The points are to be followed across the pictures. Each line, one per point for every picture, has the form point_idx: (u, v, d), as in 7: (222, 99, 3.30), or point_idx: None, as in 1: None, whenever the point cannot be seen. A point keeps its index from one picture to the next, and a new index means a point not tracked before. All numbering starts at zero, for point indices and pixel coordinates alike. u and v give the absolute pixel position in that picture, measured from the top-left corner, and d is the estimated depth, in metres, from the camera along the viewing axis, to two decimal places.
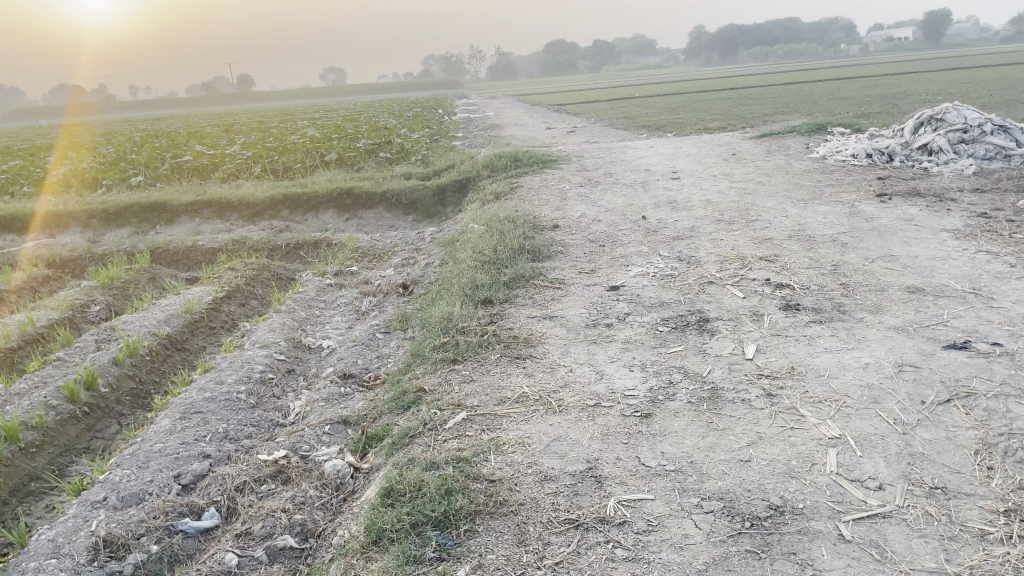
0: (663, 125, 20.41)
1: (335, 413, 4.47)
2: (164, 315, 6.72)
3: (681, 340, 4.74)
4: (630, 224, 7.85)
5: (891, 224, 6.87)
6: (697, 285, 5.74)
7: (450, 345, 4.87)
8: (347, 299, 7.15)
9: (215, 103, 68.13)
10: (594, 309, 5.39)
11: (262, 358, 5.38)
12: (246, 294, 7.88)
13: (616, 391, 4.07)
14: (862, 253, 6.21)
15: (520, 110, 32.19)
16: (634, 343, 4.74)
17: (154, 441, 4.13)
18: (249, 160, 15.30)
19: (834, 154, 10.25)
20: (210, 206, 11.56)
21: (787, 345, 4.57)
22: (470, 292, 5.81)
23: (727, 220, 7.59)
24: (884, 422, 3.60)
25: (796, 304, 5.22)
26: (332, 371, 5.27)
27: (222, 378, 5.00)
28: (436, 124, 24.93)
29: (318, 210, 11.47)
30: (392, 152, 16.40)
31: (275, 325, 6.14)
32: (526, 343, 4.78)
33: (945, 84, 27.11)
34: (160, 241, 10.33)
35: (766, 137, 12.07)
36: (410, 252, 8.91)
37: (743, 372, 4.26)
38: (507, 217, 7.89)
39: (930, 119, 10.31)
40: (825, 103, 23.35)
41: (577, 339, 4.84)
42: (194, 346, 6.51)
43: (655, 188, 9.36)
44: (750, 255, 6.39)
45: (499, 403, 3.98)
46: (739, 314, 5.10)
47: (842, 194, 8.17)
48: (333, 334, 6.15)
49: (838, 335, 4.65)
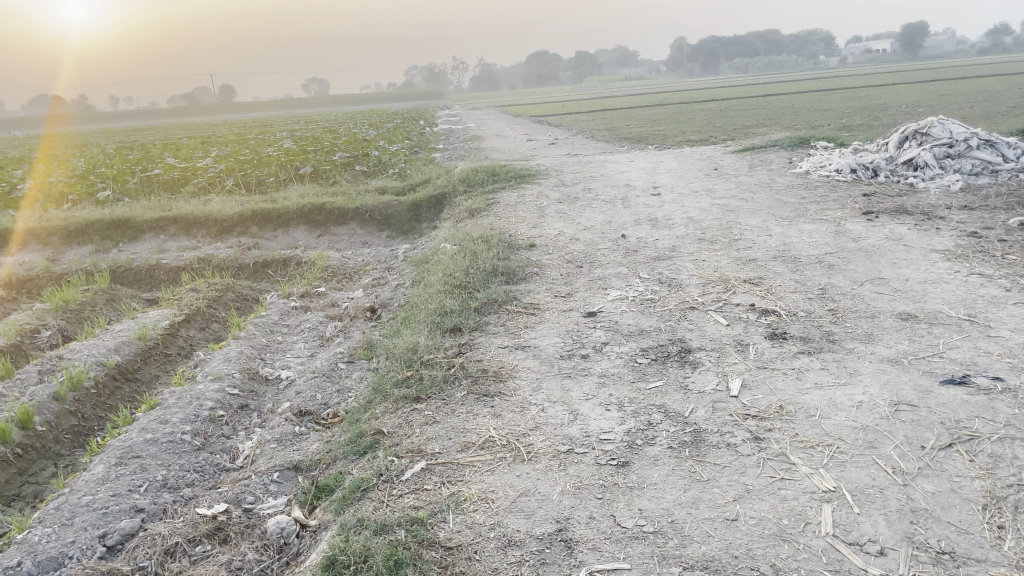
0: (644, 137, 20.19)
1: (286, 457, 4.11)
2: (114, 342, 6.33)
3: (662, 374, 4.42)
4: (610, 243, 7.54)
5: (879, 244, 6.61)
6: (679, 311, 5.43)
7: (413, 381, 4.52)
8: (311, 324, 6.79)
9: (194, 113, 67.51)
10: (570, 338, 5.06)
11: (213, 393, 5.01)
12: (207, 318, 7.50)
13: (591, 434, 3.73)
14: (850, 275, 5.93)
15: (502, 121, 31.86)
16: (611, 378, 4.41)
17: (82, 493, 3.77)
18: (221, 174, 14.90)
19: (818, 168, 10.02)
20: (177, 222, 11.16)
21: (774, 379, 4.26)
22: (437, 320, 5.46)
23: (710, 239, 7.30)
24: (883, 472, 3.29)
25: (782, 332, 4.92)
26: (288, 407, 4.90)
27: (166, 416, 4.63)
28: (416, 135, 24.60)
29: (289, 226, 11.08)
30: (368, 165, 16.05)
31: (231, 354, 5.77)
32: (496, 377, 4.43)
33: (925, 96, 27.14)
34: (121, 259, 9.92)
35: (749, 151, 11.83)
36: (381, 271, 8.56)
37: (728, 411, 3.93)
38: (481, 236, 7.56)
39: (915, 132, 10.10)
40: (807, 115, 23.27)
41: (550, 373, 4.51)
42: (146, 376, 6.13)
43: (635, 205, 9.08)
44: (734, 277, 6.10)
45: (462, 450, 3.63)
46: (724, 344, 4.79)
47: (827, 211, 7.92)
48: (293, 364, 5.78)
49: (829, 368, 4.34)
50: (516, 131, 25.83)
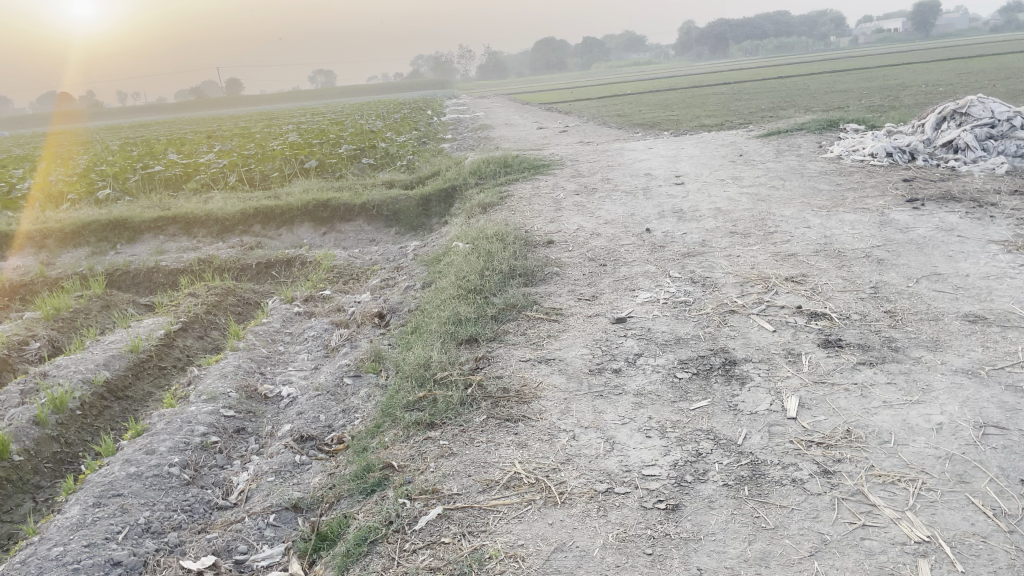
0: (657, 123, 19.59)
1: (285, 494, 3.64)
2: (103, 356, 5.87)
3: (706, 392, 3.91)
4: (634, 238, 7.03)
5: (931, 235, 6.07)
6: (717, 316, 4.92)
7: (425, 403, 4.04)
8: (316, 332, 6.31)
9: (200, 106, 67.20)
10: (598, 349, 4.56)
11: (205, 416, 4.54)
12: (205, 326, 7.04)
13: (633, 468, 3.24)
14: (903, 271, 5.40)
15: (512, 109, 31.27)
16: (649, 397, 3.90)
17: (52, 543, 3.31)
18: (224, 169, 14.45)
19: (851, 153, 9.44)
20: (176, 221, 10.71)
21: (835, 397, 3.75)
22: (451, 330, 4.96)
23: (743, 232, 6.76)
24: (981, 515, 2.78)
25: (837, 340, 4.40)
26: (288, 431, 4.43)
27: (153, 445, 4.16)
28: (425, 126, 24.10)
29: (293, 224, 10.60)
30: (375, 158, 15.55)
31: (227, 369, 5.30)
32: (519, 398, 3.94)
33: (946, 74, 26.36)
34: (119, 262, 9.48)
35: (774, 135, 11.26)
36: (391, 271, 8.08)
37: (787, 437, 3.43)
38: (495, 233, 7.06)
39: (954, 113, 9.49)
40: (826, 97, 22.60)
41: (580, 392, 4.01)
42: (138, 393, 5.68)
43: (658, 195, 8.56)
44: (774, 275, 5.58)
45: (484, 490, 3.15)
46: (772, 355, 4.28)
47: (866, 199, 7.38)
48: (294, 379, 5.31)
49: (896, 384, 3.82)
50: (525, 119, 25.30)
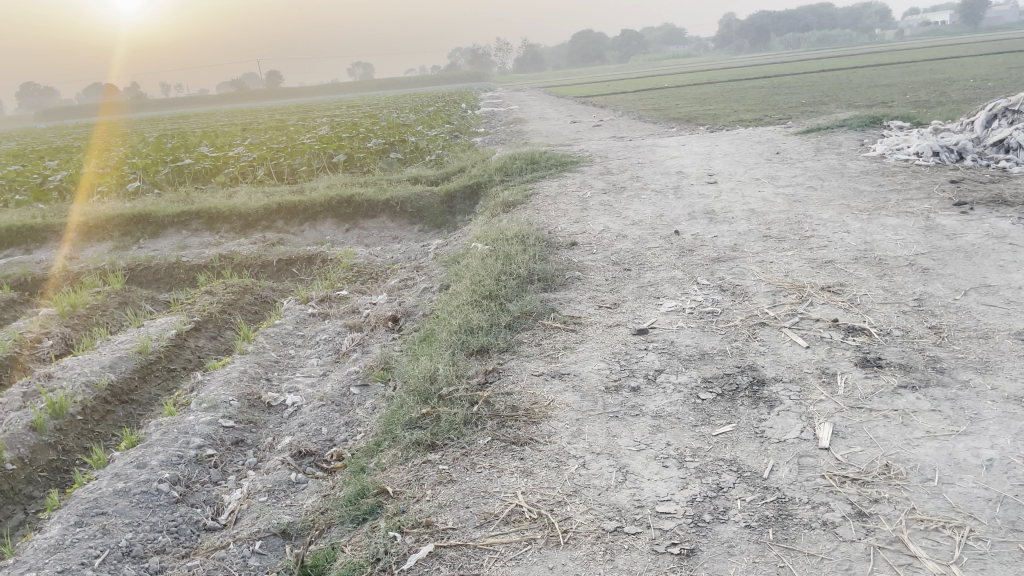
0: (692, 117, 19.13)
1: (275, 516, 3.43)
2: (110, 358, 5.72)
3: (731, 416, 3.61)
4: (661, 241, 6.71)
5: (980, 242, 5.66)
6: (747, 329, 4.60)
7: (428, 421, 3.79)
8: (328, 335, 6.10)
9: (237, 98, 67.80)
10: (616, 363, 4.27)
11: (202, 426, 4.34)
12: (219, 325, 6.88)
13: (646, 503, 2.95)
14: (949, 282, 5.02)
15: (545, 103, 30.88)
16: (668, 420, 3.61)
17: (26, 567, 3.13)
18: (253, 163, 14.36)
19: (895, 151, 8.99)
20: (200, 216, 10.60)
21: (873, 426, 3.42)
22: (462, 339, 4.70)
23: (777, 236, 6.41)
24: None
25: (876, 359, 4.06)
26: (287, 445, 4.22)
27: (145, 458, 3.97)
28: (458, 119, 23.91)
29: (316, 220, 10.43)
30: (404, 153, 15.35)
31: (231, 375, 5.10)
32: (527, 419, 3.67)
33: (995, 68, 25.42)
34: (140, 257, 9.40)
35: (814, 132, 10.81)
36: (410, 271, 7.85)
37: (817, 471, 3.12)
38: (516, 234, 6.78)
39: (1007, 110, 8.97)
40: (868, 92, 21.91)
41: (593, 412, 3.73)
42: (143, 397, 5.52)
43: (689, 195, 8.22)
44: (809, 284, 5.24)
45: (482, 525, 2.90)
46: (805, 374, 3.95)
47: (911, 201, 6.97)
48: (301, 387, 5.09)
49: (941, 412, 3.48)
50: (559, 112, 24.95)
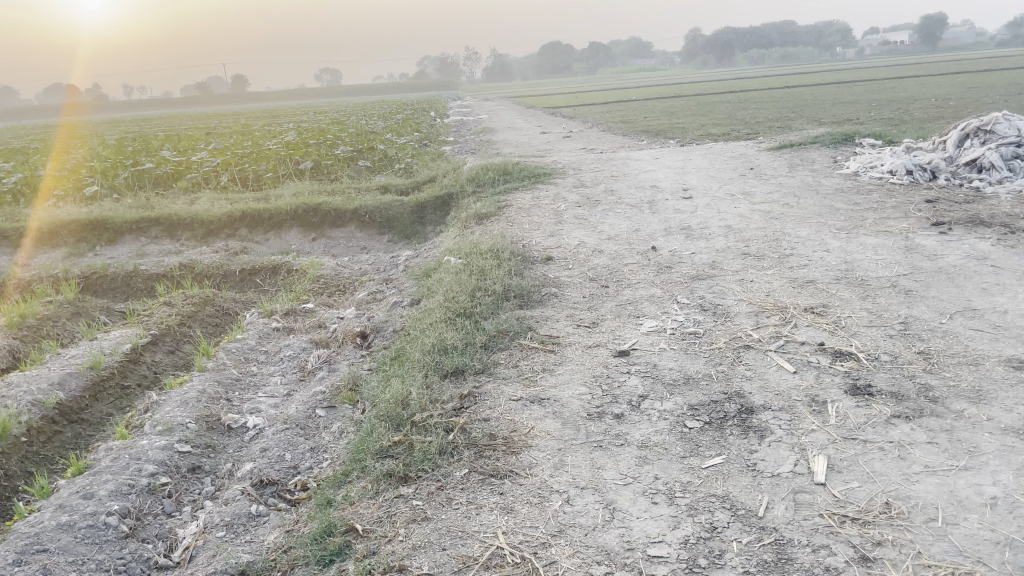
0: (662, 130, 19.14)
1: (234, 554, 3.17)
2: (59, 374, 5.38)
3: (721, 447, 3.43)
4: (639, 257, 6.55)
5: (961, 264, 5.59)
6: (732, 351, 4.44)
7: (400, 450, 3.56)
8: (293, 351, 5.82)
9: (201, 102, 66.78)
10: (598, 388, 4.07)
11: (156, 452, 4.05)
12: (178, 339, 6.56)
13: (636, 545, 2.76)
14: (934, 305, 4.92)
15: (514, 113, 30.75)
16: (655, 451, 3.42)
17: None
18: (216, 168, 13.97)
19: (868, 169, 8.97)
20: (159, 222, 10.22)
21: (869, 459, 3.27)
22: (435, 360, 4.47)
23: (756, 254, 6.29)
24: None
25: (866, 386, 3.92)
26: (248, 473, 3.95)
27: (93, 488, 3.68)
28: (427, 127, 23.65)
29: (282, 229, 10.11)
30: (372, 161, 15.07)
31: (189, 395, 4.81)
32: (506, 449, 3.46)
33: (955, 88, 25.87)
34: (96, 265, 9.01)
35: (786, 148, 10.79)
36: (379, 283, 7.60)
37: (815, 509, 2.95)
38: (490, 247, 6.58)
39: (978, 130, 9.00)
40: (834, 108, 22.15)
41: (576, 441, 3.53)
42: (94, 416, 5.19)
43: (664, 209, 8.09)
44: (792, 304, 5.11)
45: (461, 571, 2.68)
46: (795, 402, 3.79)
47: (888, 220, 6.91)
48: (263, 408, 4.82)
49: (939, 445, 3.33)
50: (529, 123, 24.83)
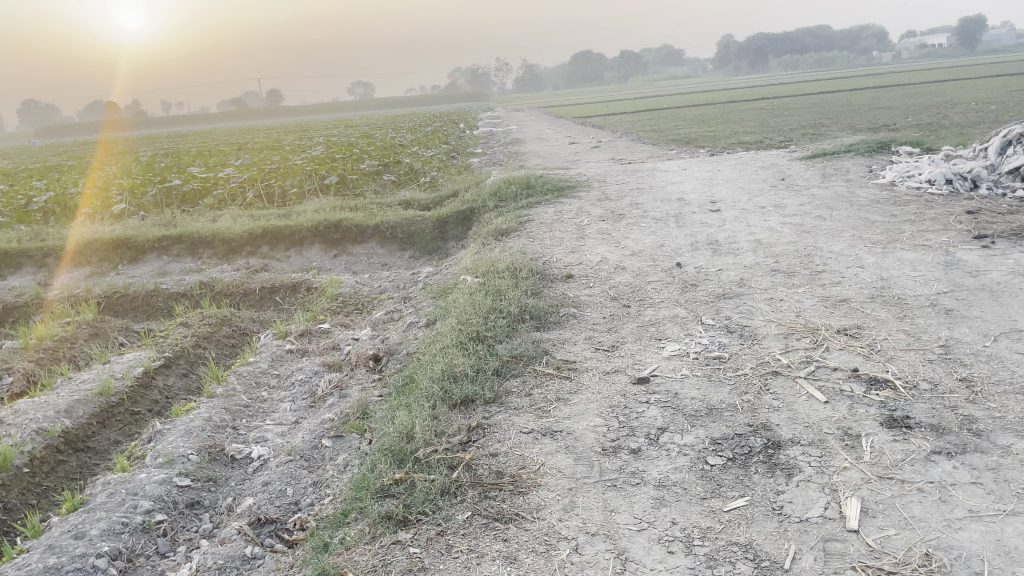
0: (691, 139, 18.85)
1: None
2: (67, 401, 5.28)
3: (745, 487, 3.18)
4: (663, 274, 6.31)
5: (1007, 280, 5.26)
6: (758, 379, 4.18)
7: (401, 490, 3.36)
8: (304, 375, 5.67)
9: (235, 117, 67.72)
10: (615, 420, 3.84)
11: (154, 486, 3.90)
12: (191, 361, 6.44)
13: None
14: (977, 326, 4.60)
15: (544, 123, 30.55)
16: (672, 492, 3.19)
17: None
18: (242, 184, 13.98)
19: (905, 178, 8.62)
20: (181, 241, 10.19)
21: (907, 503, 2.99)
22: (444, 390, 4.27)
23: (786, 270, 6.01)
24: None
25: (903, 418, 3.63)
26: (247, 509, 3.78)
27: (85, 527, 3.54)
28: (456, 139, 23.56)
29: (303, 245, 10.01)
30: (398, 174, 14.97)
31: (194, 424, 4.67)
32: (514, 489, 3.25)
33: (996, 91, 25.14)
34: (117, 284, 8.98)
35: (819, 158, 10.45)
36: (397, 302, 7.44)
37: (847, 561, 2.69)
38: (508, 265, 6.37)
39: (1022, 136, 8.59)
40: (870, 114, 21.64)
41: (588, 480, 3.30)
42: (101, 444, 5.08)
43: (691, 223, 7.84)
44: (824, 326, 4.83)
45: None
46: (826, 436, 3.52)
47: (926, 233, 6.58)
48: (269, 437, 4.65)
49: (984, 486, 3.05)
50: (558, 133, 24.61)
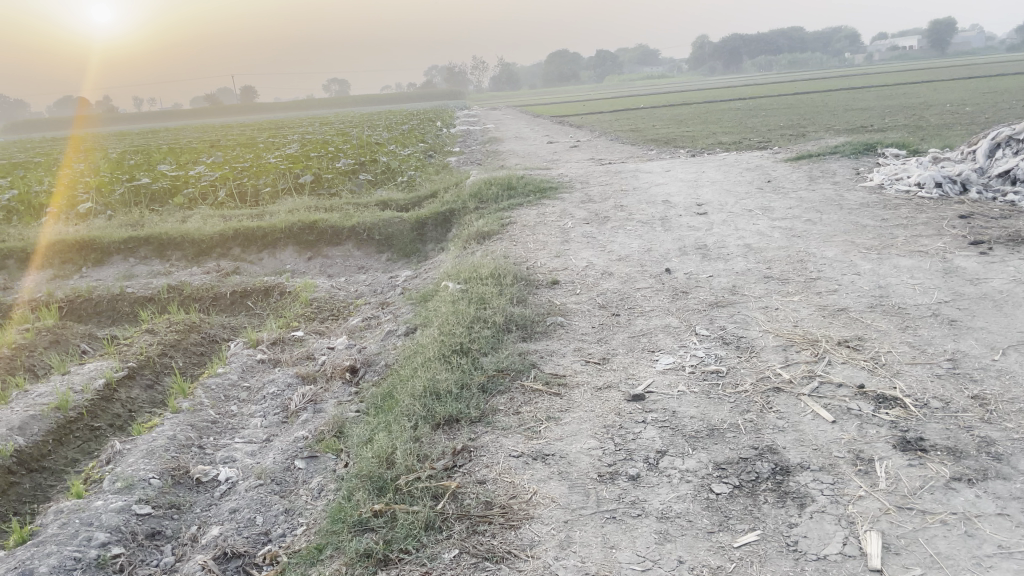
0: (671, 139, 18.70)
1: None
2: (20, 417, 4.93)
3: (755, 519, 2.94)
4: (652, 280, 6.07)
5: (1008, 288, 5.09)
6: (761, 396, 3.95)
7: (382, 522, 3.09)
8: (276, 388, 5.36)
9: (207, 114, 66.68)
10: (610, 442, 3.59)
11: (110, 516, 3.58)
12: (157, 371, 6.10)
13: None
14: (983, 338, 4.41)
15: (520, 122, 30.20)
16: (677, 524, 2.94)
17: None
18: (213, 183, 13.55)
19: (894, 181, 8.46)
20: (149, 242, 9.79)
21: (932, 537, 2.77)
22: (426, 408, 3.99)
23: (779, 277, 5.80)
24: None
25: (917, 439, 3.42)
26: (213, 540, 3.48)
27: (33, 564, 3.21)
28: (432, 138, 23.19)
29: (276, 247, 9.65)
30: (374, 174, 14.64)
31: (157, 445, 4.35)
32: (504, 523, 2.98)
33: (970, 94, 25.25)
34: (80, 288, 8.57)
35: (804, 160, 10.28)
36: (374, 308, 7.14)
37: None
38: (491, 271, 6.09)
39: (1010, 139, 8.46)
40: (847, 115, 21.62)
41: (586, 511, 3.05)
42: (57, 463, 4.73)
43: (678, 226, 7.61)
44: (824, 337, 4.61)
45: None
46: (837, 460, 3.30)
47: (921, 238, 6.41)
48: (238, 457, 4.34)
49: (1011, 518, 2.82)
50: (536, 132, 24.36)
